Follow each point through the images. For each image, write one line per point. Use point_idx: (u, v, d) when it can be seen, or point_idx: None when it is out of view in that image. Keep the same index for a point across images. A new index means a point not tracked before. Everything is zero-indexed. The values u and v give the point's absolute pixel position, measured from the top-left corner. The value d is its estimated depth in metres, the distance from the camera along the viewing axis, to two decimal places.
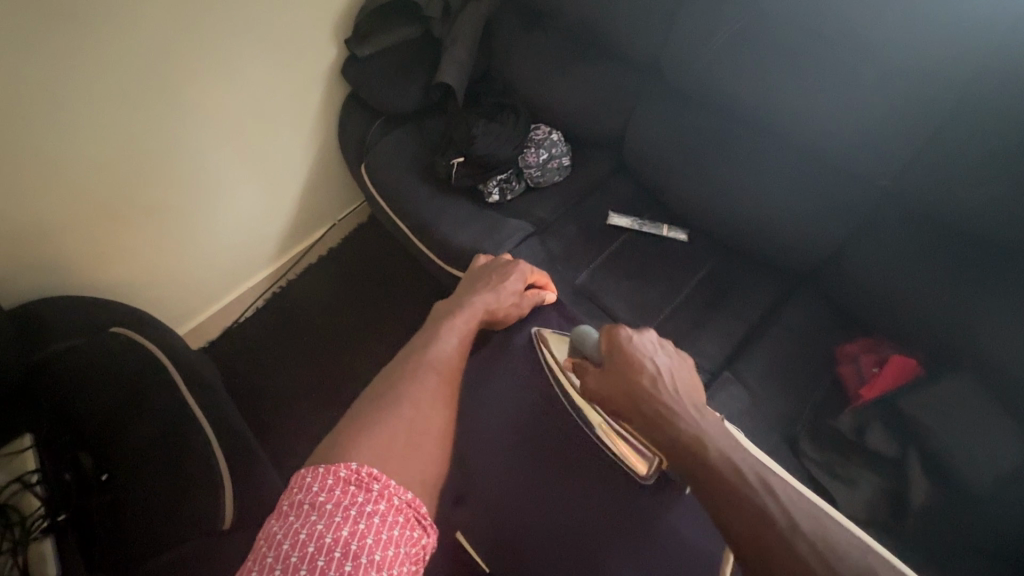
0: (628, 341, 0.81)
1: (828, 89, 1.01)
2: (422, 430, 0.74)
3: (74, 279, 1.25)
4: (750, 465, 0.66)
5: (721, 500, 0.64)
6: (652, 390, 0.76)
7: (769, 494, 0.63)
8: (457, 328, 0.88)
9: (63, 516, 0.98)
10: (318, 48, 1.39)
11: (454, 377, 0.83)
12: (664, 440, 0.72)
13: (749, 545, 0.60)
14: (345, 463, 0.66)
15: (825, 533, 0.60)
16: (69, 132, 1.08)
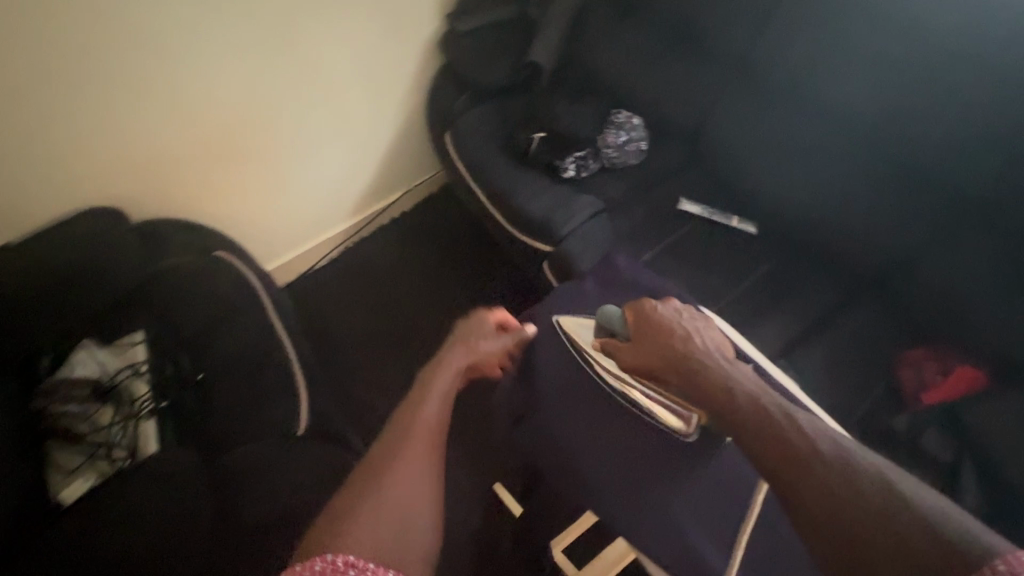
0: (654, 311, 0.85)
1: (917, 92, 1.03)
2: (405, 506, 0.67)
3: (188, 205, 1.41)
4: (772, 402, 0.69)
5: (747, 428, 0.67)
6: (685, 351, 0.78)
7: (790, 425, 0.66)
8: (438, 391, 0.84)
9: (165, 403, 1.14)
10: (421, 19, 1.51)
11: (439, 440, 0.77)
12: (692, 389, 0.76)
13: (778, 470, 0.63)
14: (320, 555, 0.58)
15: (850, 457, 0.62)
16: (202, 68, 1.25)
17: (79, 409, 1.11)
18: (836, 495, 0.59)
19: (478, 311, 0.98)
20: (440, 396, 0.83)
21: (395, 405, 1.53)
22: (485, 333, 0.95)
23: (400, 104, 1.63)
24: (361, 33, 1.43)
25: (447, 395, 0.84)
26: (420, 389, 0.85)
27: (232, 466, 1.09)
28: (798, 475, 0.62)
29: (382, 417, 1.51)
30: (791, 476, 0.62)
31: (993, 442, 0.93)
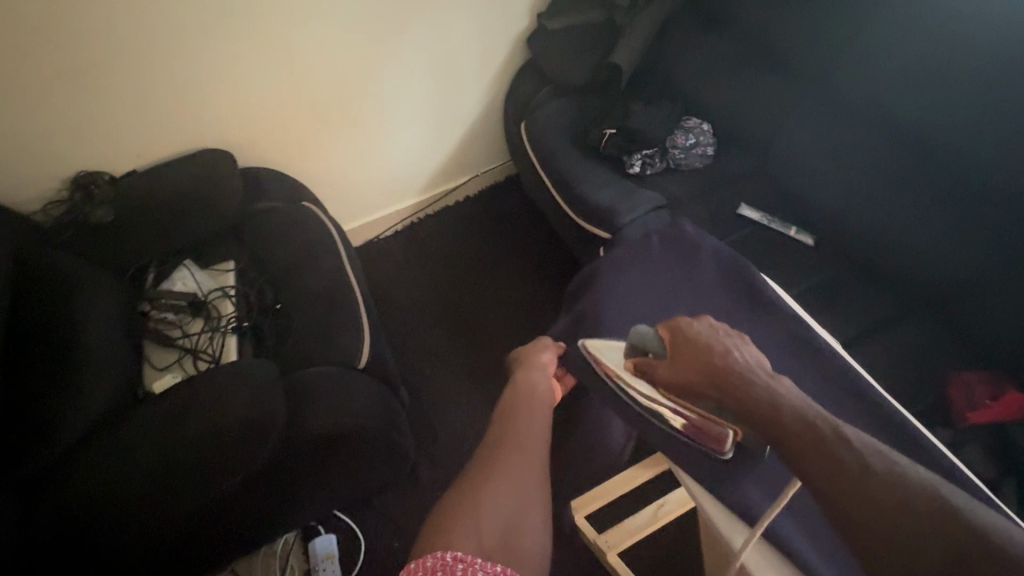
0: (692, 328, 0.79)
1: (994, 117, 1.04)
2: (513, 516, 0.69)
3: (285, 160, 1.58)
4: (824, 421, 0.66)
5: (795, 447, 0.65)
6: (729, 368, 0.74)
7: (842, 443, 0.63)
8: (528, 431, 0.82)
9: (246, 323, 1.28)
10: (512, 16, 1.63)
11: (536, 456, 0.79)
12: (736, 407, 0.72)
13: (832, 489, 0.61)
14: (432, 551, 0.60)
15: (901, 473, 0.61)
16: (316, 39, 1.41)
17: (174, 318, 1.27)
18: (888, 509, 0.58)
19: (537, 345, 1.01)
20: (530, 417, 0.85)
21: (440, 368, 1.62)
22: (538, 366, 0.96)
23: (482, 93, 1.76)
24: (460, 22, 1.56)
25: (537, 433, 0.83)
26: (508, 408, 0.86)
27: (304, 382, 1.16)
28: (852, 492, 0.60)
29: (428, 377, 1.60)
30: (845, 492, 0.60)
31: None
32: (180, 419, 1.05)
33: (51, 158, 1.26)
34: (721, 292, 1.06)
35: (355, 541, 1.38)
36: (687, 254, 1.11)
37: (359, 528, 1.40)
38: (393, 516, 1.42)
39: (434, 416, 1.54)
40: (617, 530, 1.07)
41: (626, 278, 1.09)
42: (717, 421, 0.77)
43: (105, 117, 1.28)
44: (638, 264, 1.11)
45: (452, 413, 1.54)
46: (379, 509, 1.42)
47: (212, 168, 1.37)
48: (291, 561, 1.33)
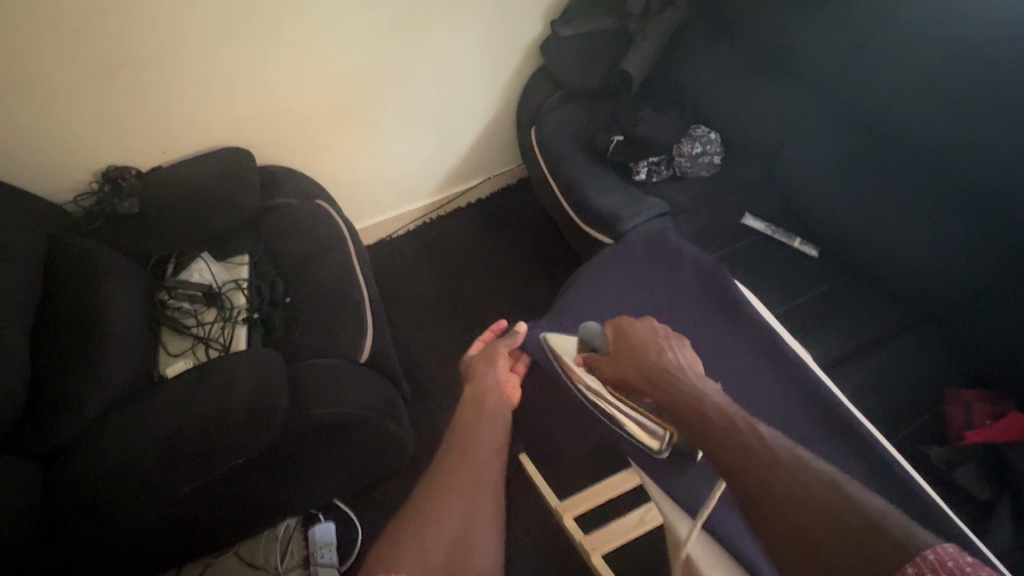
0: (631, 329, 0.86)
1: (1000, 135, 1.02)
2: (464, 535, 0.71)
3: (301, 160, 1.63)
4: (739, 414, 0.66)
5: (706, 431, 0.65)
6: (659, 361, 0.79)
7: (752, 430, 0.63)
8: (480, 443, 0.85)
9: (255, 314, 1.33)
10: (526, 22, 1.66)
11: (492, 473, 0.82)
12: (661, 399, 0.74)
13: (736, 469, 0.60)
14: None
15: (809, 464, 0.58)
16: (334, 43, 1.46)
17: (190, 307, 1.32)
18: (785, 489, 0.56)
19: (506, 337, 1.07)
20: (483, 430, 0.88)
21: (443, 365, 1.65)
22: (496, 369, 1.01)
23: (494, 97, 1.79)
24: (473, 27, 1.59)
25: (490, 444, 0.86)
26: (469, 424, 0.90)
27: (305, 375, 1.19)
28: (755, 472, 0.58)
29: (430, 373, 1.64)
30: (749, 473, 0.59)
31: None
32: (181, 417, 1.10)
33: (85, 152, 1.35)
34: (698, 294, 1.06)
35: (352, 530, 1.43)
36: (666, 258, 1.12)
37: (356, 517, 1.44)
38: (389, 506, 1.46)
39: (435, 412, 1.57)
40: (603, 533, 1.09)
41: (608, 279, 1.09)
42: (655, 421, 0.80)
43: (134, 116, 1.35)
44: (620, 267, 1.11)
45: (452, 411, 1.57)
46: (377, 500, 1.47)
47: (230, 170, 1.43)
48: (291, 547, 1.36)
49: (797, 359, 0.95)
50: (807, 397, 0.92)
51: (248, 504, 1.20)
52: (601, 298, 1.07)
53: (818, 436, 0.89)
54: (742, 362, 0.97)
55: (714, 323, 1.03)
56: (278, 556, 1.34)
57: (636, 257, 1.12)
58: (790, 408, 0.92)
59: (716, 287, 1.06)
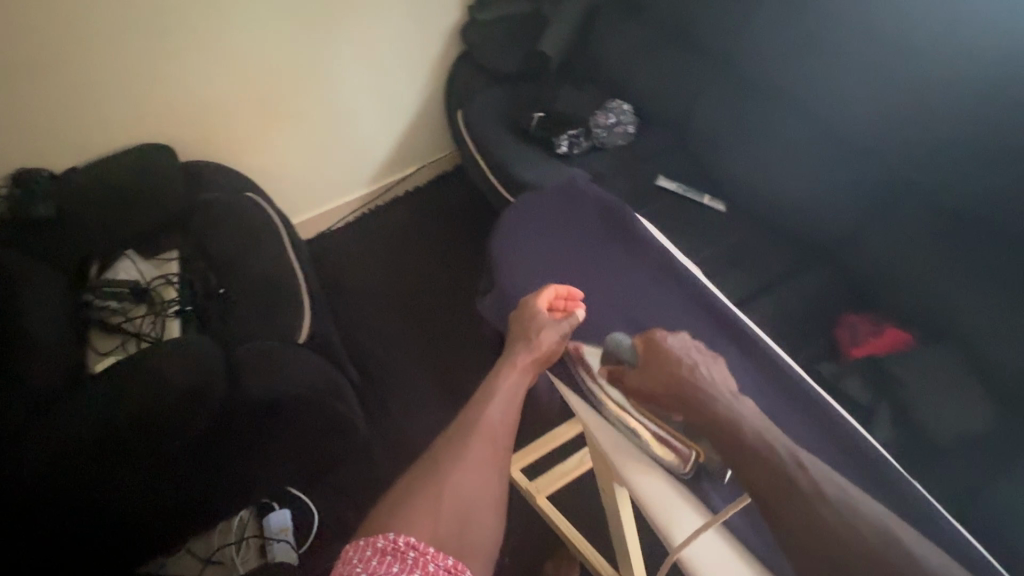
0: (665, 343, 0.80)
1: (867, 87, 1.17)
2: (469, 505, 0.70)
3: (229, 154, 1.61)
4: (783, 445, 0.66)
5: (747, 466, 0.64)
6: (695, 382, 0.73)
7: (798, 468, 0.63)
8: (499, 403, 0.79)
9: (188, 307, 1.32)
10: (446, 9, 1.71)
11: (503, 445, 0.76)
12: (697, 422, 0.71)
13: (782, 508, 0.61)
14: (383, 534, 0.65)
15: (852, 506, 0.61)
16: (257, 35, 1.47)
17: (117, 306, 1.30)
18: (835, 536, 0.58)
19: (546, 286, 0.95)
20: (506, 393, 0.81)
21: (390, 348, 1.68)
22: (544, 320, 0.88)
23: (421, 85, 1.83)
24: (395, 15, 1.63)
25: (511, 401, 0.80)
26: (485, 386, 0.82)
27: (243, 357, 1.21)
28: (800, 514, 0.60)
29: (377, 357, 1.66)
30: (794, 515, 0.60)
31: (905, 387, 1.03)
32: (124, 398, 1.08)
33: None
34: (613, 240, 1.04)
35: (308, 514, 1.42)
36: (575, 200, 1.12)
37: (312, 503, 1.43)
38: (345, 487, 1.46)
39: (385, 393, 1.60)
40: (545, 477, 1.18)
41: (524, 221, 1.10)
42: (678, 439, 0.73)
43: (40, 115, 1.31)
44: (533, 211, 1.11)
45: (403, 390, 1.61)
46: (331, 483, 1.47)
47: (147, 163, 1.39)
48: (247, 539, 1.35)
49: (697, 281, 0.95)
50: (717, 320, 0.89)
51: (214, 488, 1.20)
52: (521, 241, 1.06)
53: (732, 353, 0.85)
54: (668, 310, 0.93)
55: (630, 266, 1.00)
56: (234, 549, 1.33)
57: (552, 207, 1.12)
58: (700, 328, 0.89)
59: (628, 230, 1.04)
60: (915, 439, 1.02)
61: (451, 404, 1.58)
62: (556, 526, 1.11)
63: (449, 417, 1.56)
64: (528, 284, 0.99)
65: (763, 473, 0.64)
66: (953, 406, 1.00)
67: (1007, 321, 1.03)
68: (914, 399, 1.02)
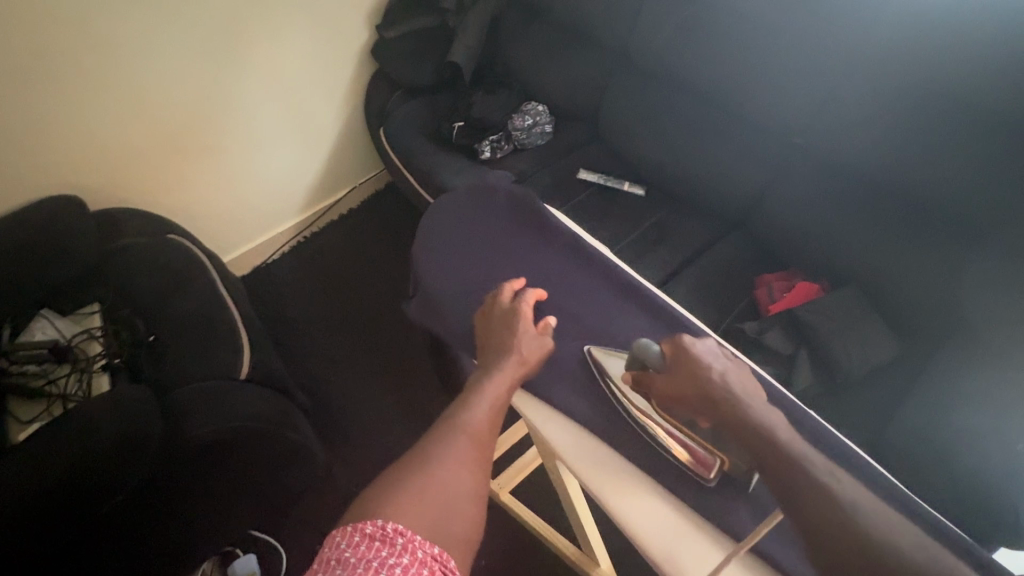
0: (692, 347, 0.76)
1: (751, 66, 1.27)
2: (452, 496, 0.70)
3: (145, 197, 1.55)
4: (810, 451, 0.63)
5: (772, 463, 0.62)
6: (728, 388, 0.70)
7: (833, 477, 0.60)
8: (483, 402, 0.78)
9: (118, 359, 1.26)
10: (354, 29, 1.72)
11: (488, 445, 0.77)
12: (725, 429, 0.69)
13: (817, 508, 0.58)
14: (371, 520, 0.64)
15: (881, 511, 0.58)
16: (162, 73, 1.42)
17: (38, 368, 1.20)
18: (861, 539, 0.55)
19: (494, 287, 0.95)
20: (491, 394, 0.79)
21: (341, 373, 1.66)
22: (524, 331, 0.86)
23: (339, 106, 1.82)
24: (304, 39, 1.62)
25: (496, 402, 0.79)
26: (468, 386, 0.81)
27: (185, 398, 1.16)
28: (839, 519, 0.57)
29: (329, 384, 1.64)
30: (830, 519, 0.57)
31: (820, 333, 1.11)
32: (53, 446, 1.01)
33: None
34: (535, 237, 1.05)
35: (275, 555, 1.38)
36: (484, 196, 1.12)
37: (276, 540, 1.39)
38: (311, 520, 1.44)
39: (341, 419, 1.58)
40: (506, 474, 1.24)
41: (439, 222, 1.08)
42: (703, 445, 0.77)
43: None
44: (446, 212, 1.09)
45: (359, 414, 1.59)
46: (296, 518, 1.44)
47: (66, 215, 1.32)
48: None
49: (603, 259, 1.01)
50: (629, 296, 0.96)
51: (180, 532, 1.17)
52: (439, 242, 1.05)
53: (643, 326, 0.93)
54: (593, 294, 0.97)
55: (543, 251, 1.04)
56: None
57: (471, 213, 1.10)
58: (613, 302, 0.96)
59: (547, 225, 1.06)
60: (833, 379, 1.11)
61: (410, 420, 1.58)
62: (519, 518, 1.18)
63: (408, 433, 1.56)
64: (455, 282, 0.99)
65: (787, 472, 0.61)
66: (862, 343, 1.10)
67: (897, 260, 1.15)
68: (828, 342, 1.10)
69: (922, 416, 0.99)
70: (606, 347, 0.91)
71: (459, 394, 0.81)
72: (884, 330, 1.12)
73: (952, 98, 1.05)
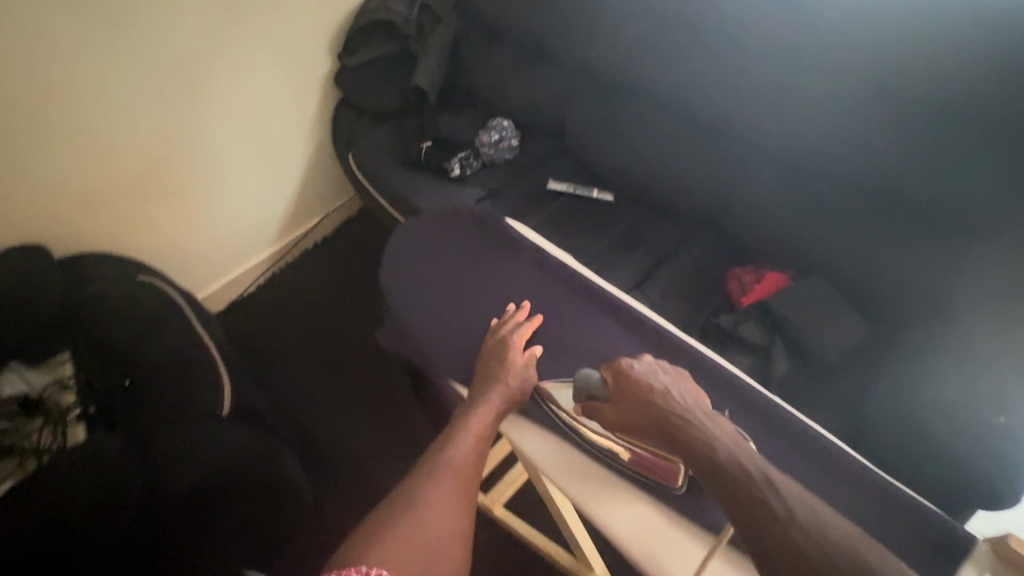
0: (631, 368, 0.80)
1: (705, 71, 1.31)
2: (434, 535, 0.71)
3: (111, 240, 1.53)
4: (750, 459, 0.66)
5: (717, 481, 0.66)
6: (667, 406, 0.74)
7: (767, 484, 0.63)
8: (467, 438, 0.80)
9: (92, 409, 1.24)
10: (315, 59, 1.73)
11: (472, 481, 0.78)
12: (674, 447, 0.72)
13: (749, 516, 0.62)
14: (356, 566, 0.66)
15: (820, 520, 0.61)
16: (117, 113, 1.39)
17: (9, 426, 1.17)
18: (800, 554, 0.58)
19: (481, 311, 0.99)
20: (475, 429, 0.81)
21: (325, 403, 1.64)
22: (513, 360, 0.88)
23: (305, 135, 1.82)
24: (266, 70, 1.61)
25: (479, 437, 0.81)
26: (454, 420, 0.83)
27: (158, 446, 1.18)
28: (771, 530, 0.60)
29: (314, 415, 1.62)
30: (766, 531, 0.60)
31: (792, 322, 1.14)
32: None
33: None
34: (500, 254, 1.07)
35: None
36: (450, 217, 1.14)
37: None
38: (307, 557, 1.40)
39: (328, 448, 1.56)
40: (498, 487, 1.24)
41: (407, 248, 1.09)
42: (663, 461, 0.79)
43: None
44: (412, 237, 1.10)
45: (347, 442, 1.57)
46: (291, 557, 1.40)
47: (22, 270, 1.25)
48: None
49: (569, 269, 1.04)
50: (597, 302, 1.00)
51: None
52: (409, 267, 1.06)
53: (614, 330, 0.97)
54: (559, 305, 0.99)
55: (510, 266, 1.06)
56: None
57: (437, 236, 1.11)
58: (583, 309, 0.99)
59: (507, 239, 1.09)
60: (808, 364, 1.14)
61: (399, 443, 1.57)
62: (511, 527, 1.19)
63: (398, 457, 1.55)
64: (429, 306, 1.01)
65: (727, 490, 0.65)
66: (833, 327, 1.13)
67: (858, 246, 1.20)
68: (801, 330, 1.13)
69: (894, 393, 1.02)
70: (576, 351, 0.93)
71: (445, 428, 0.84)
72: (852, 313, 1.16)
73: (892, 85, 1.10)
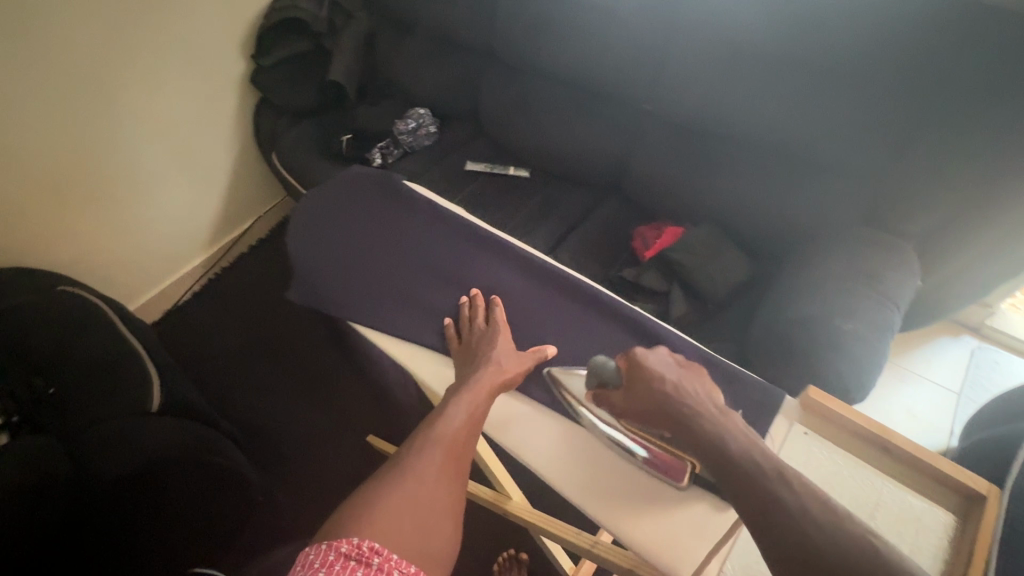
0: (646, 358, 0.76)
1: (594, 47, 1.40)
2: (424, 509, 0.67)
3: (27, 258, 1.48)
4: (767, 457, 0.60)
5: (732, 481, 0.59)
6: (676, 397, 0.70)
7: (783, 482, 0.57)
8: (460, 411, 0.78)
9: (16, 419, 1.19)
10: (227, 61, 1.74)
11: (464, 457, 0.75)
12: (680, 436, 0.67)
13: (755, 495, 0.57)
14: (345, 538, 0.61)
15: (832, 507, 0.55)
16: (26, 128, 1.35)
17: None
18: (820, 549, 0.52)
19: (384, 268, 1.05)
20: (469, 402, 0.79)
21: (269, 398, 1.66)
22: (504, 350, 0.89)
23: (226, 138, 1.84)
24: (178, 76, 1.61)
25: (473, 412, 0.79)
26: (445, 396, 0.81)
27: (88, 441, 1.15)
28: (782, 517, 0.54)
29: (257, 409, 1.64)
30: (778, 522, 0.54)
31: (687, 268, 1.25)
32: None
33: None
34: (400, 214, 1.13)
35: None
36: (353, 184, 1.18)
37: None
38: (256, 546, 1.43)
39: (275, 439, 1.59)
40: None
41: (312, 216, 1.12)
42: (672, 454, 0.79)
43: None
44: (317, 205, 1.14)
45: (293, 432, 1.60)
46: None
47: None
48: None
49: (463, 220, 1.11)
50: (490, 248, 1.07)
51: None
52: (315, 232, 1.09)
53: (506, 270, 1.04)
54: (456, 252, 1.07)
55: (409, 223, 1.11)
56: None
57: (340, 204, 1.14)
58: (477, 254, 1.06)
59: (405, 199, 1.15)
60: (704, 304, 1.26)
61: (345, 428, 1.60)
62: None
63: (345, 440, 1.58)
64: (335, 266, 1.05)
65: (739, 483, 0.58)
66: (722, 268, 1.26)
67: (741, 195, 1.33)
68: (695, 274, 1.24)
69: (769, 317, 1.14)
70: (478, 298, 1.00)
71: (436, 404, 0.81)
72: (739, 255, 1.29)
73: (755, 50, 1.20)
